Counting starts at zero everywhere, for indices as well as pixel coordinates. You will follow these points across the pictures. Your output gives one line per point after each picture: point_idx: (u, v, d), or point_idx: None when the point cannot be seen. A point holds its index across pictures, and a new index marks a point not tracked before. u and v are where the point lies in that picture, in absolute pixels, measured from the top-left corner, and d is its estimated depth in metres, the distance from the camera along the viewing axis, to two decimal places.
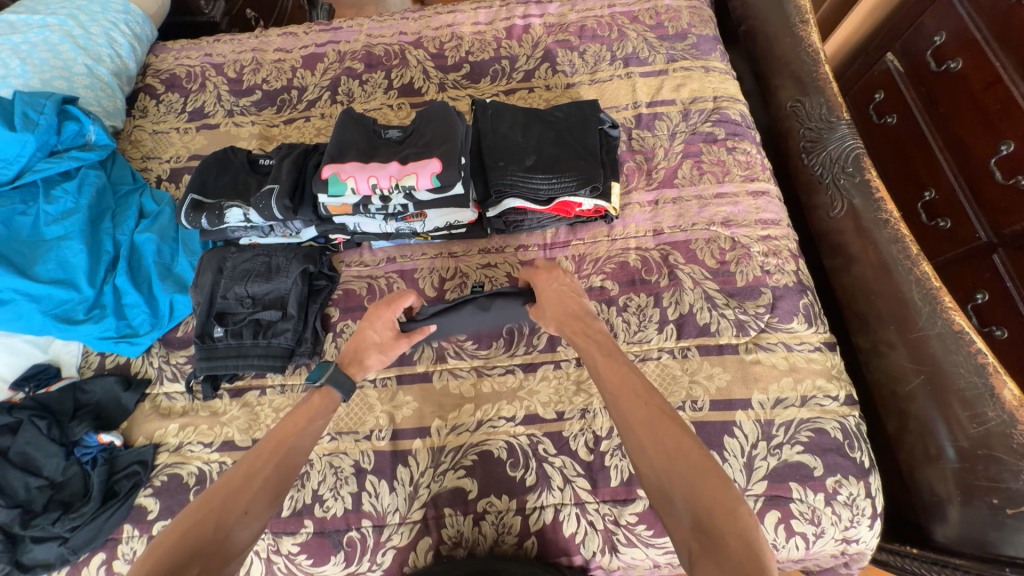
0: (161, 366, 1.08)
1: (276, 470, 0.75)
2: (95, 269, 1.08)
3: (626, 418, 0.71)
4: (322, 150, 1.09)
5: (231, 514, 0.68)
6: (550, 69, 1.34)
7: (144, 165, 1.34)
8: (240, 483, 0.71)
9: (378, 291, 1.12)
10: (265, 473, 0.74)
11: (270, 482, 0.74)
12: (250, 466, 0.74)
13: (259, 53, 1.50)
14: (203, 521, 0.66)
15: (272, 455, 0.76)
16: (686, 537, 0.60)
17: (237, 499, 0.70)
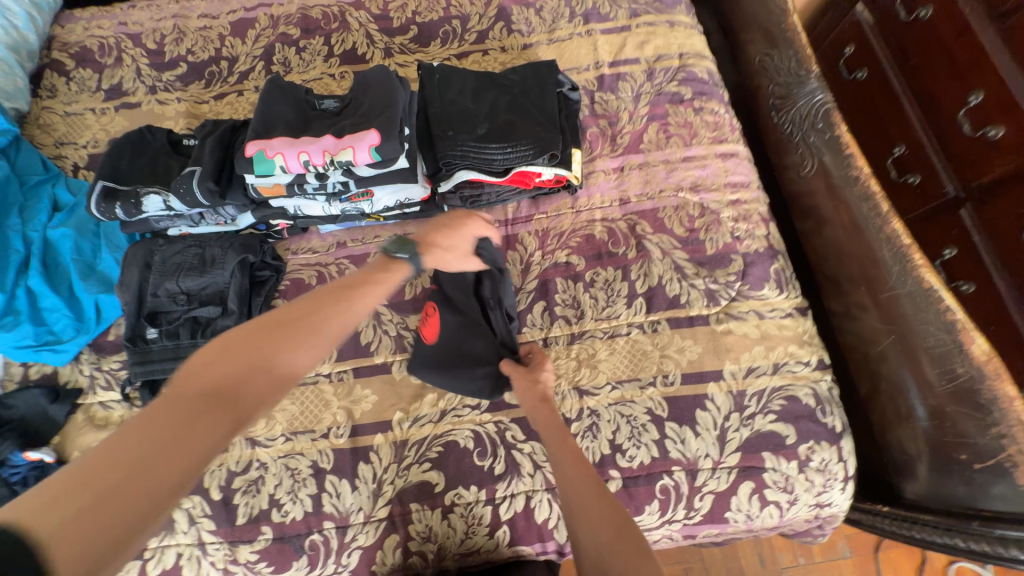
0: (92, 374, 0.98)
1: (347, 312, 0.62)
2: (4, 272, 0.96)
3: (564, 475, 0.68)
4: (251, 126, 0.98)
5: (292, 354, 0.55)
6: (505, 29, 1.24)
7: (57, 152, 1.20)
8: (290, 320, 0.57)
9: (329, 279, 1.03)
10: (340, 314, 0.61)
11: (338, 325, 0.60)
12: (317, 305, 0.60)
13: (181, 20, 1.34)
14: (253, 343, 0.53)
15: (339, 297, 0.62)
16: None
17: (303, 329, 0.57)
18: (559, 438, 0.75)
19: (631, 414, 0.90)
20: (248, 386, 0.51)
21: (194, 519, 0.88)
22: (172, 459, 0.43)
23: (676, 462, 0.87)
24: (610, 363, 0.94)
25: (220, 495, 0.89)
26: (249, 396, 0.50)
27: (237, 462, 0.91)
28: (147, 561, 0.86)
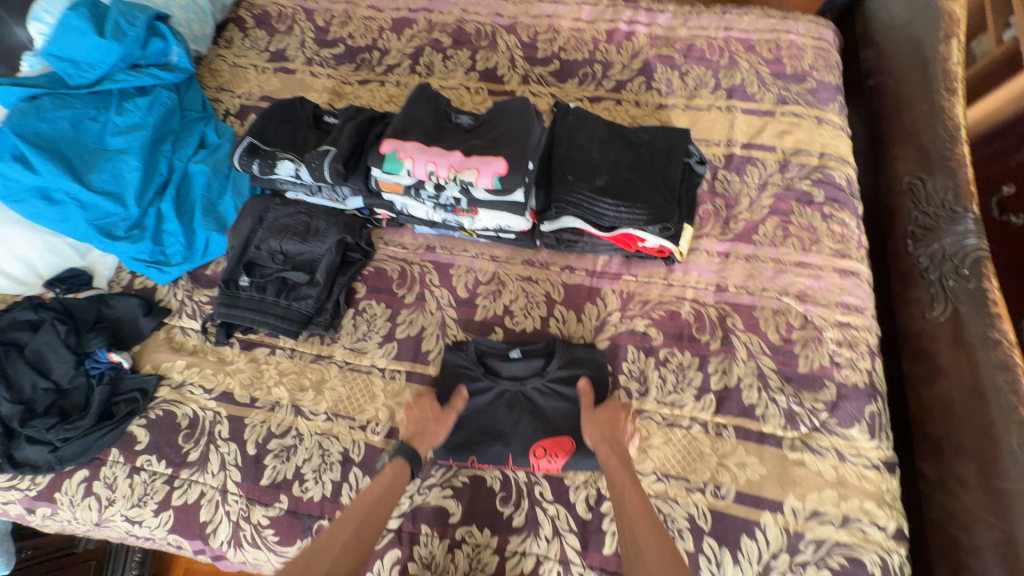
0: (183, 299, 1.06)
1: (373, 526, 0.76)
2: (145, 190, 1.07)
3: (625, 512, 0.75)
4: (386, 119, 1.02)
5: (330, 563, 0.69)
6: (644, 85, 1.23)
7: (216, 95, 1.34)
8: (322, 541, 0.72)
9: (409, 278, 1.06)
10: (364, 521, 0.75)
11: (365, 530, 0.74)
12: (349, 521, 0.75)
13: (350, 7, 1.46)
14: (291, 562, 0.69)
15: (357, 523, 0.75)
16: None
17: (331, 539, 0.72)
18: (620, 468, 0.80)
19: (669, 514, 0.84)
20: None
21: (224, 465, 0.91)
22: None
23: None
24: (660, 453, 0.88)
25: (254, 450, 0.92)
26: None
27: (278, 425, 0.94)
28: (173, 488, 0.90)
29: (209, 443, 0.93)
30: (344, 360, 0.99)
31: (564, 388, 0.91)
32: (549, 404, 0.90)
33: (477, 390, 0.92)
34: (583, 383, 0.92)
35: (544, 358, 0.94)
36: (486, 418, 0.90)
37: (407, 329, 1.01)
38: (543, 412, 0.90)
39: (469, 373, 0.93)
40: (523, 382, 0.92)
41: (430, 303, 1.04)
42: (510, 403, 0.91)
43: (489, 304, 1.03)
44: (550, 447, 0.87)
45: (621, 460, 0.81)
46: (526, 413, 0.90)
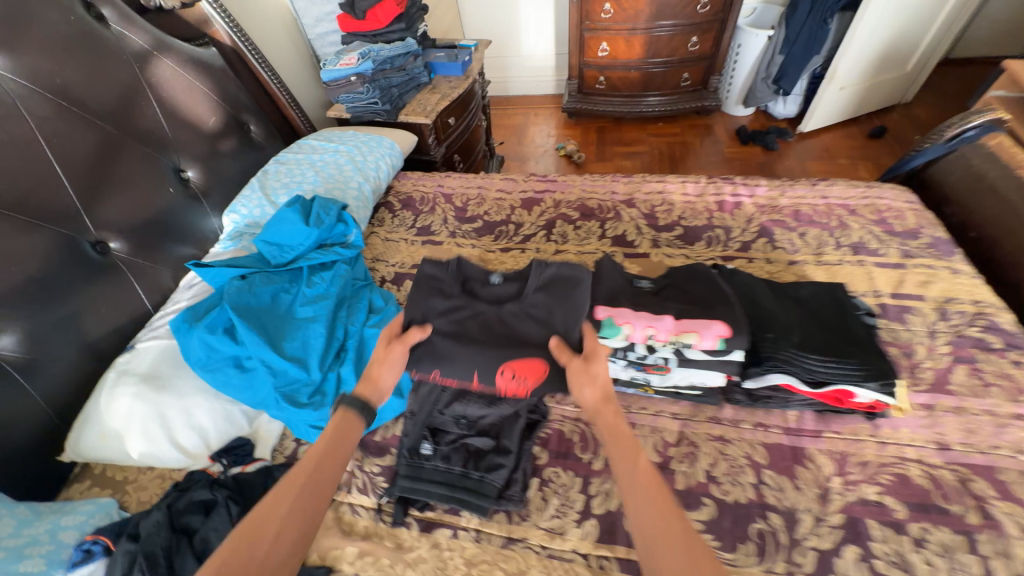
0: (353, 470, 1.00)
1: (312, 496, 0.67)
2: (326, 355, 1.11)
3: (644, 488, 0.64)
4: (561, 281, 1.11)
5: (265, 548, 0.60)
6: (768, 244, 1.36)
7: (373, 265, 1.49)
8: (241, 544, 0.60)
9: (592, 440, 1.01)
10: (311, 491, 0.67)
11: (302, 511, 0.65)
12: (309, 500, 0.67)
13: (483, 191, 1.74)
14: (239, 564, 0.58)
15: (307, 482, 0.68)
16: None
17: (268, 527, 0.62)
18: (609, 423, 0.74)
19: None
20: None
21: None
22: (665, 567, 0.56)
23: None
24: None
25: None
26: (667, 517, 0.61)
27: None
28: None
29: None
30: (542, 545, 0.87)
31: (536, 310, 0.96)
32: (522, 322, 0.95)
33: (450, 306, 0.98)
34: (568, 297, 0.95)
35: (520, 285, 1.02)
36: (458, 334, 0.94)
37: (604, 502, 0.91)
38: (515, 335, 0.93)
39: (446, 290, 1.01)
40: (499, 304, 0.99)
41: None
42: (483, 322, 0.96)
43: (688, 470, 0.95)
44: (517, 368, 0.88)
45: (619, 430, 0.72)
46: (510, 347, 0.91)
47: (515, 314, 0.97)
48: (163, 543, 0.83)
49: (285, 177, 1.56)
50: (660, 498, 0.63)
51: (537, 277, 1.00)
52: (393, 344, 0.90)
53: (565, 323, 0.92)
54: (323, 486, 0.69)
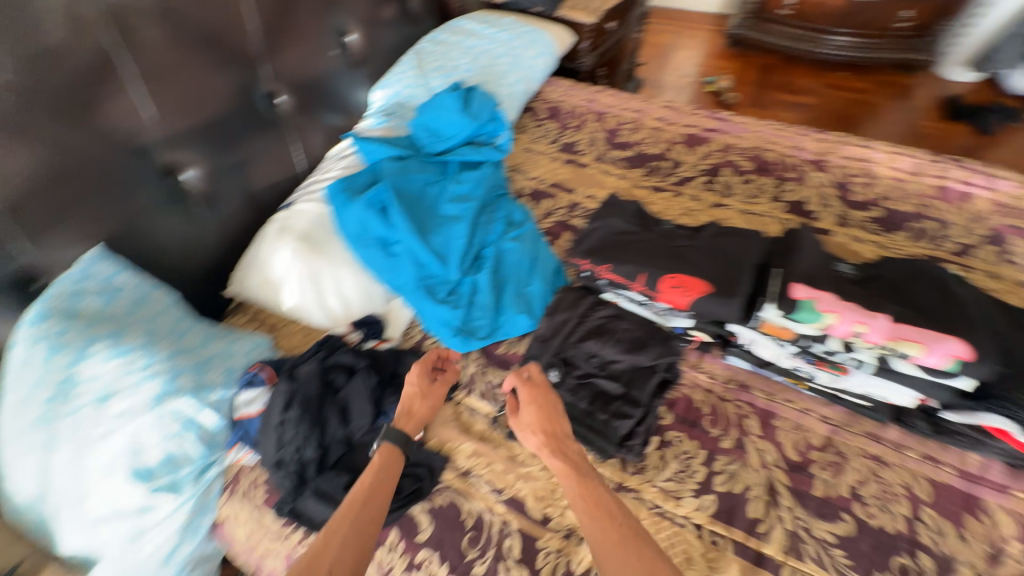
0: (475, 374, 1.02)
1: (363, 529, 0.70)
2: (465, 258, 1.09)
3: (604, 536, 0.69)
4: (744, 235, 0.93)
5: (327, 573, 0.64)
6: (997, 255, 1.09)
7: (511, 174, 1.41)
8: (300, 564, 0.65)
9: (723, 418, 0.94)
10: (367, 503, 0.73)
11: (363, 526, 0.70)
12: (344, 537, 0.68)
13: (640, 115, 1.53)
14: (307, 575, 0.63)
15: (353, 515, 0.71)
16: None
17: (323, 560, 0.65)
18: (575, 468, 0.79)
19: None
20: None
21: None
22: None
23: None
24: None
25: None
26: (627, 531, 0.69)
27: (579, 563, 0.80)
28: None
29: (499, 557, 0.81)
30: (654, 502, 0.85)
31: (717, 245, 0.91)
32: (698, 250, 0.91)
33: (626, 227, 0.98)
34: (756, 246, 0.89)
35: (697, 231, 0.98)
36: (626, 244, 0.94)
37: (727, 483, 0.86)
38: (683, 255, 0.90)
39: (623, 214, 1.01)
40: (671, 236, 0.96)
41: (753, 456, 0.89)
42: (654, 243, 0.94)
43: (829, 480, 0.86)
44: (683, 281, 0.86)
45: (585, 477, 0.78)
46: (672, 259, 0.90)
47: (690, 246, 0.93)
48: (313, 389, 0.91)
49: (439, 59, 1.46)
50: (634, 539, 0.68)
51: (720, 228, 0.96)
52: (437, 385, 0.95)
53: (741, 258, 0.87)
54: (373, 528, 0.71)
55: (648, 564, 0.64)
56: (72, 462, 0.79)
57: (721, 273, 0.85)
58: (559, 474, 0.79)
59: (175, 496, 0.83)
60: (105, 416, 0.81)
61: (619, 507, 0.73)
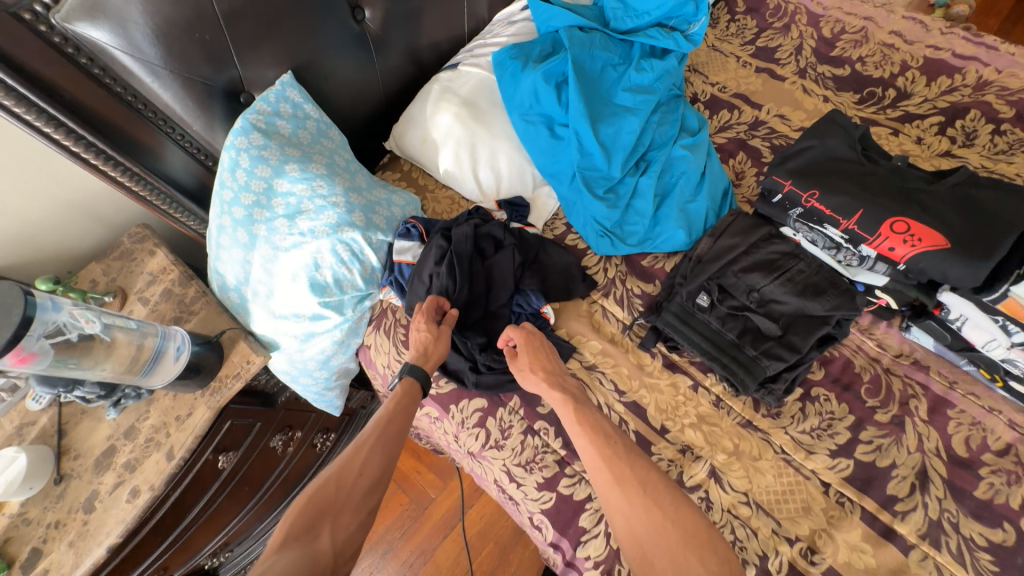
0: (614, 280, 0.99)
1: (386, 447, 0.76)
2: (631, 158, 1.00)
3: (602, 464, 0.73)
4: (1012, 189, 0.73)
5: (351, 486, 0.70)
6: None
7: (688, 74, 1.22)
8: (339, 463, 0.72)
9: (886, 391, 0.84)
10: (393, 424, 0.78)
11: (381, 449, 0.75)
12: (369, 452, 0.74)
13: (871, 23, 1.21)
14: (337, 485, 0.69)
15: (377, 431, 0.76)
16: (654, 538, 0.64)
17: (350, 471, 0.71)
18: (576, 406, 0.81)
19: None
20: (328, 515, 0.66)
21: None
22: (654, 523, 0.66)
23: None
24: None
25: None
26: (627, 462, 0.72)
27: (691, 476, 0.81)
28: (564, 474, 0.85)
29: None
30: (783, 448, 0.82)
31: (969, 196, 0.73)
32: (939, 198, 0.74)
33: (847, 153, 0.82)
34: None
35: (941, 174, 0.79)
36: (843, 174, 0.80)
37: (871, 454, 0.80)
38: (917, 199, 0.75)
39: (846, 135, 0.83)
40: (904, 174, 0.79)
41: (911, 438, 0.81)
42: (880, 178, 0.78)
43: (1001, 487, 0.76)
44: (908, 230, 0.72)
45: (584, 409, 0.80)
46: (901, 201, 0.75)
47: (929, 190, 0.76)
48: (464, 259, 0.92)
49: None
50: (623, 457, 0.73)
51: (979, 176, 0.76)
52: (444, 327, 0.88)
53: (1002, 216, 0.69)
54: (394, 453, 0.76)
55: (639, 475, 0.71)
56: (269, 263, 0.92)
57: (966, 230, 0.70)
58: (558, 404, 0.81)
59: (338, 315, 0.95)
60: (293, 231, 0.91)
61: (615, 436, 0.77)
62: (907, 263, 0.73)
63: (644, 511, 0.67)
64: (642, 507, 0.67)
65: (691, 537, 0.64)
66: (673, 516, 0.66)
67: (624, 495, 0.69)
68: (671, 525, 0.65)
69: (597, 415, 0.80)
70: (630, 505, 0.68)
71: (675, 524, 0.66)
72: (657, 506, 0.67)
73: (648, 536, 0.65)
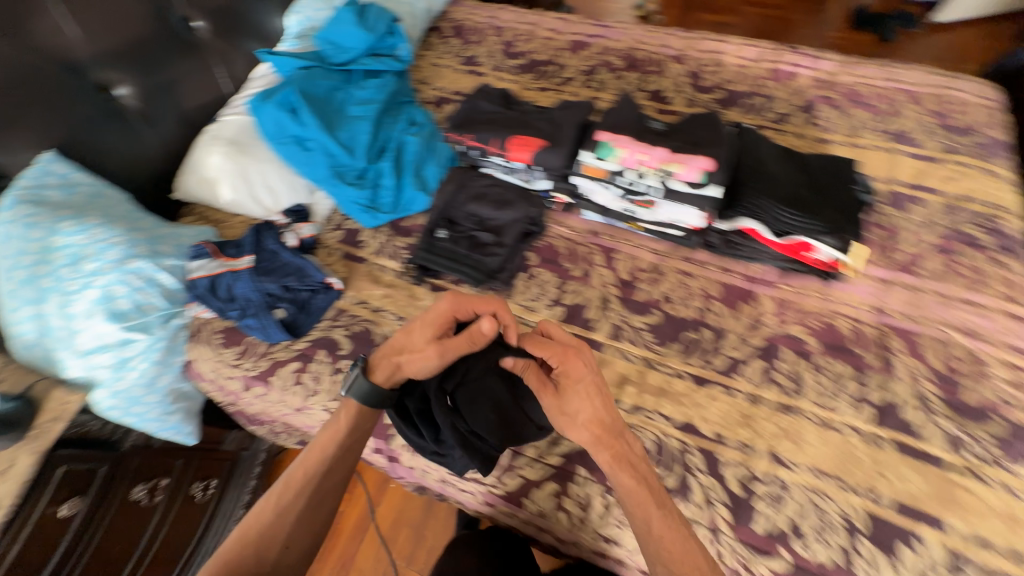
0: (384, 242, 1.27)
1: (315, 500, 0.78)
2: (370, 150, 1.31)
3: (621, 477, 0.76)
4: (578, 105, 1.18)
5: (276, 557, 0.74)
6: (806, 119, 1.34)
7: (418, 86, 1.59)
8: (270, 526, 0.75)
9: (577, 256, 1.20)
10: (330, 474, 0.80)
11: (319, 503, 0.78)
12: (297, 512, 0.77)
13: (535, 28, 1.70)
14: (267, 553, 0.73)
15: (305, 488, 0.78)
16: (656, 544, 0.72)
17: (277, 543, 0.74)
18: (579, 406, 0.78)
19: (823, 507, 0.86)
20: None
21: None
22: (665, 540, 0.72)
23: None
24: (815, 449, 0.91)
25: None
26: (639, 477, 0.77)
27: None
28: None
29: None
30: (517, 314, 1.13)
31: (556, 114, 1.15)
32: (540, 120, 1.14)
33: (491, 108, 1.20)
34: (584, 113, 1.14)
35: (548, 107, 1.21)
36: (488, 120, 1.17)
37: (573, 298, 1.14)
38: (528, 123, 1.14)
39: (490, 98, 1.23)
40: (524, 112, 1.18)
41: (595, 280, 1.16)
42: (509, 117, 1.17)
43: (649, 289, 1.13)
44: (524, 143, 1.09)
45: (606, 424, 0.78)
46: (520, 126, 1.13)
47: (536, 117, 1.16)
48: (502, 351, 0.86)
49: None
50: (642, 471, 0.78)
51: (563, 104, 1.19)
52: (435, 342, 0.83)
53: (569, 122, 1.12)
54: (327, 502, 0.80)
55: (656, 496, 0.76)
56: (65, 307, 1.04)
57: (552, 134, 1.09)
58: (589, 444, 0.77)
59: (147, 334, 1.09)
60: (80, 274, 1.05)
61: (621, 438, 0.79)
62: (535, 163, 1.09)
63: (657, 528, 0.73)
64: (655, 525, 0.74)
65: (685, 548, 0.72)
66: (677, 525, 0.74)
67: (640, 512, 0.75)
68: (671, 536, 0.73)
69: (614, 422, 0.79)
70: (649, 520, 0.74)
71: (676, 535, 0.73)
72: (672, 526, 0.73)
73: (657, 544, 0.72)
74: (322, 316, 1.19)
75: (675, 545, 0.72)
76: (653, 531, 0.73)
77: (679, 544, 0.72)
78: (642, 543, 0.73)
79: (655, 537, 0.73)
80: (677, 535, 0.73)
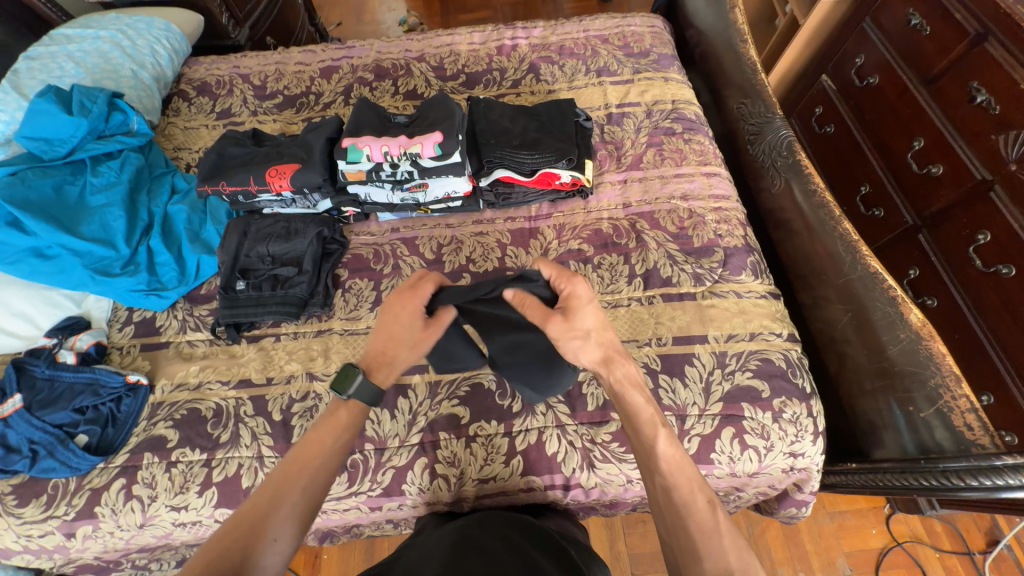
0: (184, 318, 1.20)
1: (305, 491, 0.73)
2: (132, 233, 1.22)
3: (627, 398, 0.79)
4: (325, 122, 1.27)
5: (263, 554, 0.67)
6: (535, 79, 1.59)
7: (175, 154, 1.51)
8: (262, 517, 0.69)
9: (383, 255, 1.26)
10: (328, 467, 0.76)
11: (310, 494, 0.73)
12: (290, 505, 0.71)
13: (281, 66, 1.72)
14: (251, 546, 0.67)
15: (297, 480, 0.73)
16: (659, 463, 0.75)
17: (266, 534, 0.68)
18: (589, 335, 0.81)
19: None
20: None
21: (255, 435, 1.03)
22: (665, 460, 0.75)
23: (668, 407, 1.00)
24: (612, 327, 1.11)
25: (280, 416, 1.05)
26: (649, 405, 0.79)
27: (298, 390, 1.08)
28: (213, 467, 1.01)
29: (237, 422, 1.05)
30: (344, 328, 1.16)
31: (306, 136, 1.23)
32: (292, 145, 1.22)
33: (244, 149, 1.24)
34: (329, 127, 1.24)
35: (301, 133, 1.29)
36: (243, 162, 1.21)
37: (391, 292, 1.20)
38: (283, 153, 1.20)
39: (241, 142, 1.26)
40: (277, 143, 1.25)
41: (405, 269, 1.23)
42: (262, 153, 1.22)
43: (454, 258, 1.24)
44: (281, 170, 1.16)
45: (616, 352, 0.82)
46: (275, 158, 1.19)
47: (288, 144, 1.23)
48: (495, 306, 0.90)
49: (41, 73, 1.44)
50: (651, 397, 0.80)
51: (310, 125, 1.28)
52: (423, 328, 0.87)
53: (316, 138, 1.21)
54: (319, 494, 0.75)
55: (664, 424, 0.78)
56: None
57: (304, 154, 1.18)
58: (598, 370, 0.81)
59: None
60: None
61: (637, 372, 0.82)
62: (298, 186, 1.17)
63: (658, 452, 0.75)
64: (657, 447, 0.76)
65: (682, 469, 0.75)
66: (676, 451, 0.76)
67: (647, 436, 0.77)
68: (671, 458, 0.75)
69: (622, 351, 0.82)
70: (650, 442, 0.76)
71: (673, 456, 0.75)
72: (675, 447, 0.76)
73: (655, 462, 0.75)
74: (137, 420, 1.07)
75: (670, 465, 0.75)
76: (655, 453, 0.75)
77: (671, 466, 0.75)
78: (642, 461, 0.76)
79: (655, 457, 0.75)
80: (671, 459, 0.75)
